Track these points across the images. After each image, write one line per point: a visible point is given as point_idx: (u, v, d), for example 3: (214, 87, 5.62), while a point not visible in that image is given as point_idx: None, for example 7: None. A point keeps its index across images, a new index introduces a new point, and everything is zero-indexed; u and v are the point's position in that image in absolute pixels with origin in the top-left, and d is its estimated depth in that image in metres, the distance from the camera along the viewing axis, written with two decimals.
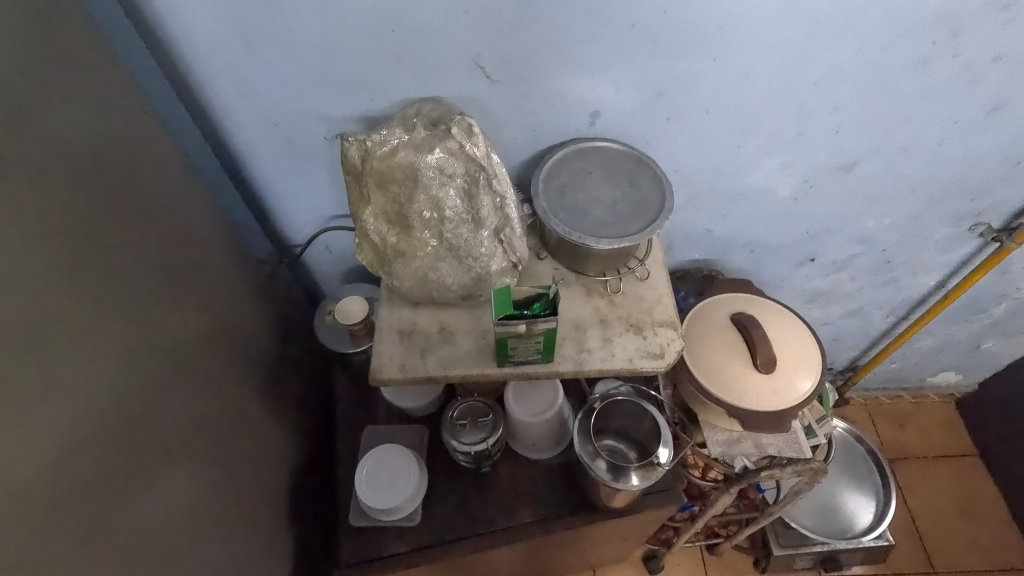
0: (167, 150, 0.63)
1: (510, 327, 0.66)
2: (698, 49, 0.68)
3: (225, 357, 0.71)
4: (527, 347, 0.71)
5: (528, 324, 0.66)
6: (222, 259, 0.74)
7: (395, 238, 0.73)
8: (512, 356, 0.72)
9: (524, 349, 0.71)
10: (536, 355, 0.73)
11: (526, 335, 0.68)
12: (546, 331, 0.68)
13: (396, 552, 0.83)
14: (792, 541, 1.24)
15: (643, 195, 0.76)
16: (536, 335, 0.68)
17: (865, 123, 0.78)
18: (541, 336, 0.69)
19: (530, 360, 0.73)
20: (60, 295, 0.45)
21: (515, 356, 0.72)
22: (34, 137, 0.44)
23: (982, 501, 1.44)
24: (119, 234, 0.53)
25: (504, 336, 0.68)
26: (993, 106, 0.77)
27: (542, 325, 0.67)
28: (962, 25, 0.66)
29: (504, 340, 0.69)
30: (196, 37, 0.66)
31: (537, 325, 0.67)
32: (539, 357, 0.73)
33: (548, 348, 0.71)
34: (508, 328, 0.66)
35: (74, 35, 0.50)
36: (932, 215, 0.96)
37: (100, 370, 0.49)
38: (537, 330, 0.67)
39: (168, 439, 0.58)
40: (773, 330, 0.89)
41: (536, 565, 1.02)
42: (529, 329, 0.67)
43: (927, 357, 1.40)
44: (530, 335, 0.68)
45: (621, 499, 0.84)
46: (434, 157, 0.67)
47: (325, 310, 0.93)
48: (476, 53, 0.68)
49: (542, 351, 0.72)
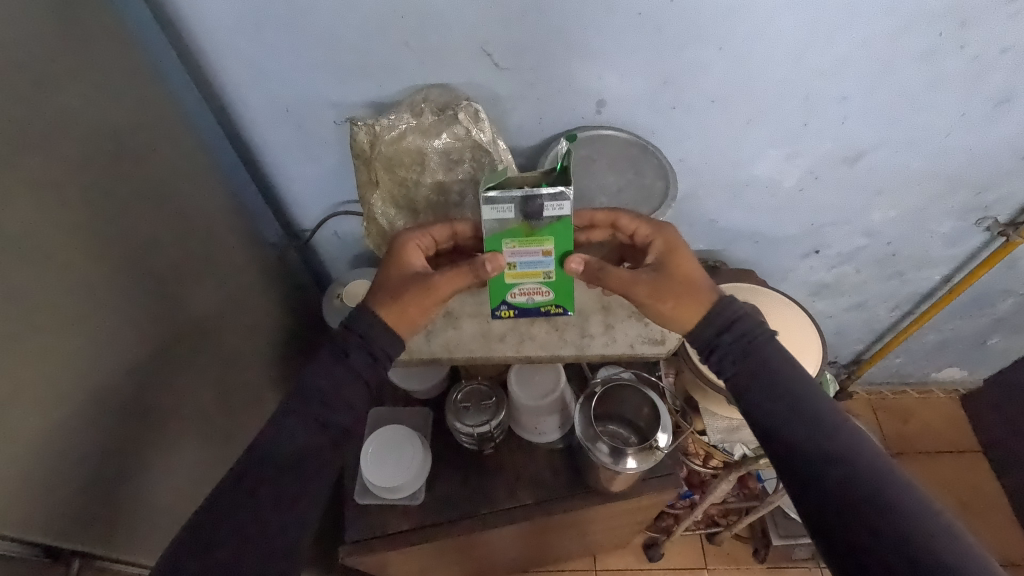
0: (180, 134, 0.65)
1: (507, 217, 0.61)
2: (705, 37, 0.69)
3: (234, 337, 0.73)
4: (533, 258, 0.65)
5: (529, 215, 0.61)
6: (233, 241, 0.75)
7: (402, 222, 0.76)
8: (516, 274, 0.67)
9: (529, 262, 0.66)
10: (544, 276, 0.68)
11: (533, 228, 0.62)
12: (552, 226, 0.62)
13: (399, 529, 0.85)
14: (791, 532, 1.25)
15: (646, 182, 0.79)
16: (541, 236, 0.63)
17: (871, 114, 0.79)
18: (547, 238, 0.63)
19: (538, 279, 0.68)
20: (76, 270, 0.47)
21: (519, 274, 0.67)
22: (53, 118, 0.45)
23: (983, 497, 1.44)
24: (133, 214, 0.54)
25: (503, 235, 0.63)
26: (1001, 98, 0.76)
27: (548, 216, 0.61)
28: (970, 16, 0.66)
29: (503, 245, 0.64)
30: (209, 23, 0.67)
31: (542, 217, 0.61)
32: (547, 279, 0.68)
33: (563, 249, 0.65)
34: (506, 219, 0.61)
35: (92, 18, 0.51)
36: (938, 208, 0.95)
37: (114, 344, 0.51)
38: (541, 228, 0.62)
39: (175, 414, 0.60)
40: (776, 319, 0.90)
41: (537, 547, 1.04)
42: (532, 223, 0.62)
43: (932, 352, 1.40)
44: (535, 239, 0.63)
45: (620, 483, 0.85)
46: (441, 142, 0.69)
47: (334, 293, 0.95)
48: (484, 40, 0.69)
49: (549, 271, 0.67)
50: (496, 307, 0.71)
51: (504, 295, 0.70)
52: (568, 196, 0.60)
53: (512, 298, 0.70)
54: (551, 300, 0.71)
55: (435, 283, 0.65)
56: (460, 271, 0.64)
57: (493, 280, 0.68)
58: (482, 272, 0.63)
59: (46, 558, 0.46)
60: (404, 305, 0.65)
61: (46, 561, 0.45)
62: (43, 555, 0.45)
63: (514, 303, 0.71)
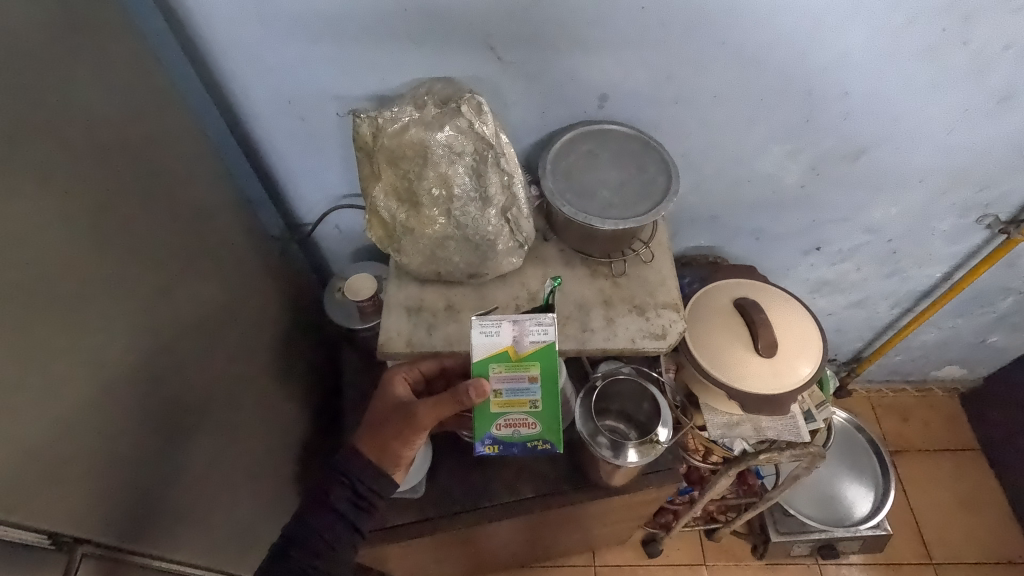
0: (185, 126, 0.65)
1: (496, 339, 0.63)
2: (707, 32, 0.69)
3: (238, 330, 0.73)
4: (519, 385, 0.64)
5: (516, 339, 0.64)
6: (236, 233, 0.75)
7: (404, 215, 0.74)
8: (502, 402, 0.64)
9: (515, 390, 0.64)
10: (530, 405, 0.64)
11: (519, 359, 0.63)
12: (538, 351, 0.63)
13: (400, 522, 0.85)
14: (790, 528, 1.26)
15: (649, 177, 0.77)
16: (527, 360, 0.64)
17: (873, 110, 0.79)
18: (533, 363, 0.64)
19: (524, 409, 0.64)
20: (80, 258, 0.47)
21: (505, 403, 0.64)
22: (57, 108, 0.46)
23: (982, 495, 1.44)
24: (137, 204, 0.54)
25: (490, 358, 0.63)
26: (1003, 95, 0.76)
27: (533, 341, 0.64)
28: (973, 13, 0.66)
29: (489, 370, 0.63)
30: (213, 14, 0.67)
31: (527, 341, 0.63)
32: (534, 408, 0.64)
33: (548, 386, 0.64)
34: (494, 342, 0.63)
35: (95, 9, 0.51)
36: (939, 205, 0.96)
37: (120, 332, 0.51)
38: (527, 353, 0.63)
39: (179, 405, 0.60)
40: (776, 314, 0.90)
41: (537, 541, 1.05)
42: (519, 347, 0.63)
43: (931, 350, 1.41)
44: (522, 363, 0.64)
45: (621, 476, 0.85)
46: (444, 134, 0.68)
47: (335, 286, 0.95)
48: (487, 34, 0.69)
49: (536, 399, 0.64)
50: (478, 440, 0.64)
51: (488, 426, 0.64)
52: (552, 318, 0.64)
53: (496, 430, 0.64)
54: (539, 434, 0.64)
55: (417, 412, 0.67)
56: (443, 401, 0.65)
57: (478, 409, 0.64)
58: (465, 400, 0.62)
59: (50, 548, 0.45)
60: (389, 449, 0.69)
61: (52, 549, 0.45)
62: (49, 544, 0.45)
63: (499, 436, 0.65)
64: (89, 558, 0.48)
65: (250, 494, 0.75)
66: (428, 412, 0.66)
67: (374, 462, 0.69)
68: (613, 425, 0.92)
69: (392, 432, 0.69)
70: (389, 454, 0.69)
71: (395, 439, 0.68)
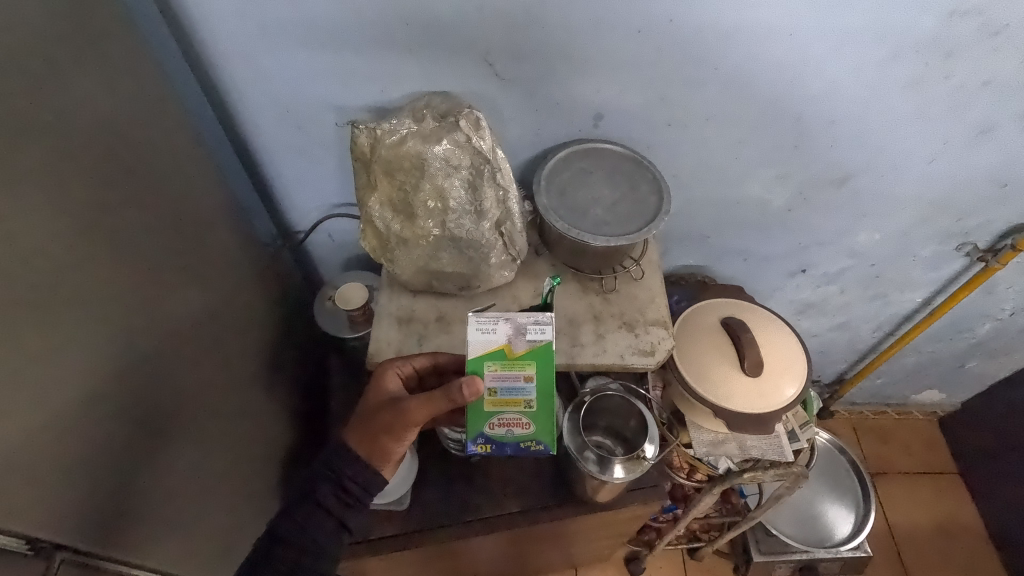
0: (183, 133, 0.65)
1: (491, 337, 0.64)
2: (699, 58, 0.71)
3: (227, 336, 0.73)
4: (514, 384, 0.64)
5: (512, 338, 0.64)
6: (229, 238, 0.76)
7: (398, 225, 0.75)
8: (497, 401, 0.64)
9: (511, 389, 0.64)
10: (524, 405, 0.64)
11: (516, 358, 0.64)
12: (535, 350, 0.64)
13: (382, 534, 0.85)
14: (772, 548, 1.26)
15: (641, 197, 0.79)
16: (522, 360, 0.64)
17: (858, 138, 0.81)
18: (530, 363, 0.64)
19: (519, 408, 0.64)
20: (70, 262, 0.47)
21: (500, 401, 0.64)
22: (54, 115, 0.46)
23: (959, 518, 1.46)
24: (128, 210, 0.54)
25: (485, 357, 0.63)
26: (982, 128, 0.79)
27: (532, 339, 0.64)
28: (954, 48, 0.69)
29: (483, 368, 0.63)
30: (216, 24, 0.68)
31: (524, 339, 0.64)
32: (528, 408, 0.64)
33: (546, 384, 0.64)
34: (489, 339, 0.64)
35: (98, 17, 0.52)
36: (919, 233, 0.98)
37: (104, 336, 0.51)
38: (522, 352, 0.64)
39: (164, 411, 0.60)
40: (761, 334, 0.91)
41: (519, 557, 1.04)
42: (514, 346, 0.64)
43: (912, 373, 1.43)
44: (517, 361, 0.64)
45: (606, 492, 0.85)
46: (441, 148, 0.69)
47: (325, 295, 0.96)
48: (486, 50, 0.70)
49: (530, 399, 0.64)
50: (471, 438, 0.64)
51: (482, 423, 0.64)
52: (549, 318, 0.65)
53: (489, 429, 0.64)
54: (533, 434, 0.65)
55: (407, 408, 0.65)
56: (435, 399, 0.63)
57: (472, 406, 0.64)
58: (457, 397, 0.61)
59: (28, 554, 0.44)
60: (377, 442, 0.67)
61: (29, 555, 0.45)
62: (26, 549, 0.44)
63: (491, 436, 0.64)
64: (66, 565, 0.47)
65: (234, 503, 0.75)
66: (419, 409, 0.64)
67: (363, 456, 0.67)
68: (600, 441, 0.92)
69: (382, 427, 0.67)
70: (378, 449, 0.67)
71: (385, 433, 0.67)
